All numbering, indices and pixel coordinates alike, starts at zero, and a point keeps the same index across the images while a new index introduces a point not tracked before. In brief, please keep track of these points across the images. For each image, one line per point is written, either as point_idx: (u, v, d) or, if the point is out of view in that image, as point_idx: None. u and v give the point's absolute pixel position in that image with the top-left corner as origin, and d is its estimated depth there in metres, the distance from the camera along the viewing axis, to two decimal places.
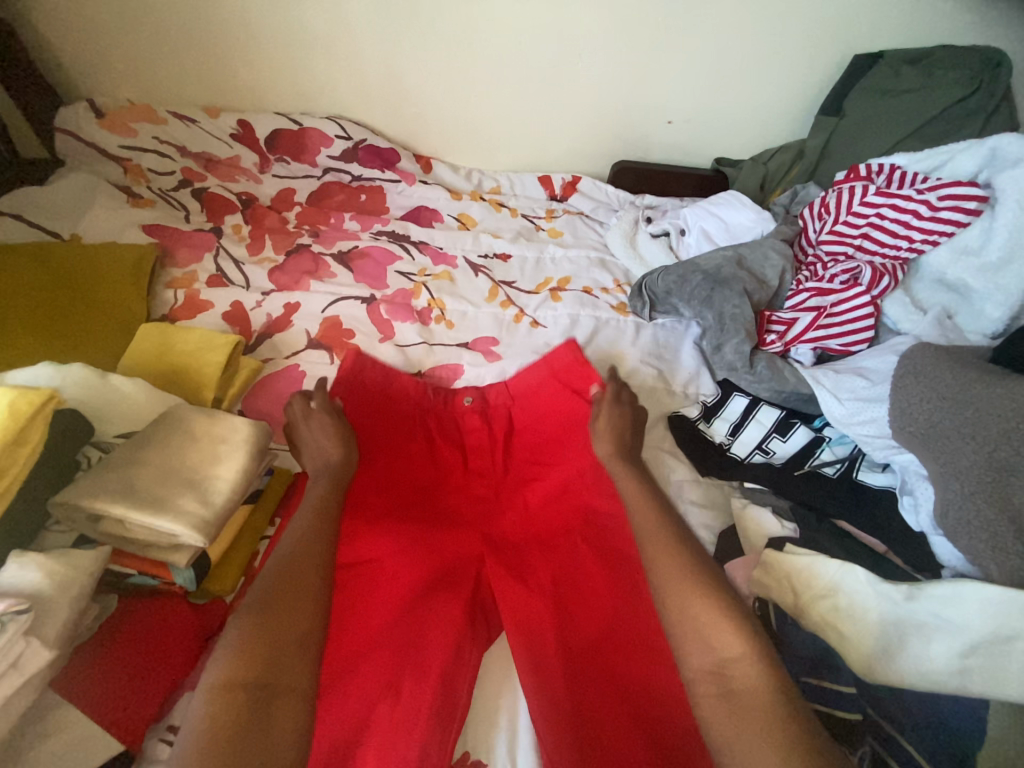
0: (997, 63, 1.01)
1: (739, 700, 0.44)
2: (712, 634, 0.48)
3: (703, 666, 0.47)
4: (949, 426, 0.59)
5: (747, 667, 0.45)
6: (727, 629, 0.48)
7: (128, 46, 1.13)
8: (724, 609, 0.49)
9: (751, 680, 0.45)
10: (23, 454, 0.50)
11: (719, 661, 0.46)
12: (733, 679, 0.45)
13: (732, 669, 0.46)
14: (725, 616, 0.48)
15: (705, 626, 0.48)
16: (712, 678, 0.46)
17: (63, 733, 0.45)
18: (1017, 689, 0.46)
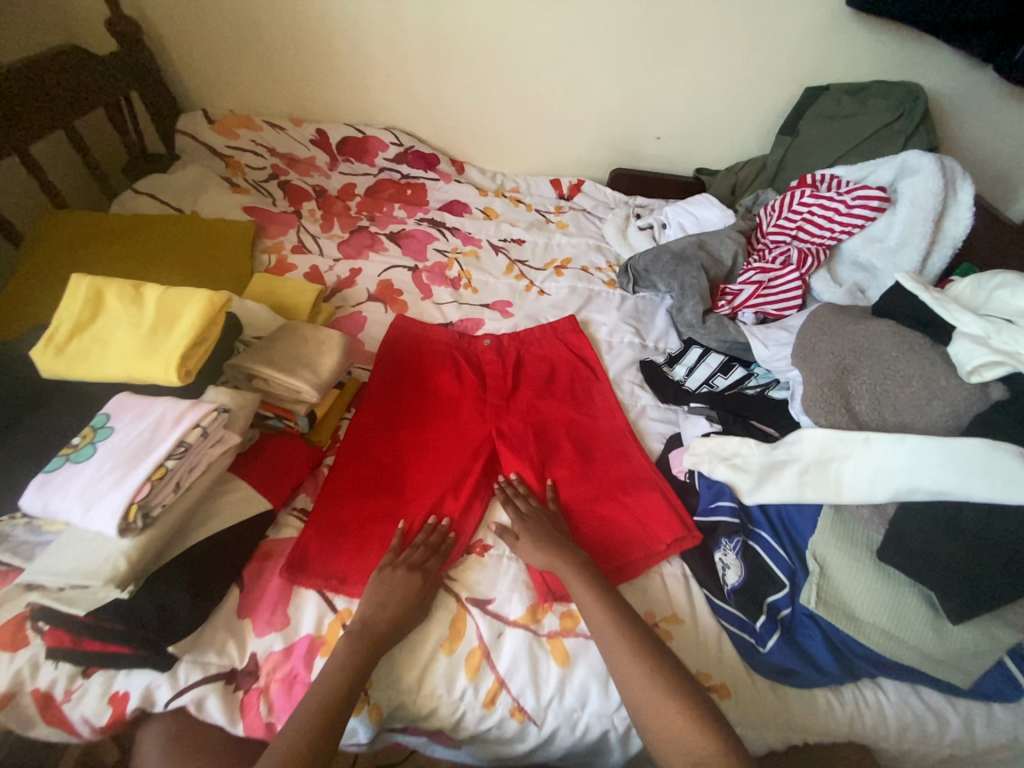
0: (916, 96, 1.27)
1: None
2: (683, 735, 0.54)
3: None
4: (822, 345, 0.84)
5: (719, 757, 0.52)
6: (691, 727, 0.54)
7: (236, 70, 1.45)
8: (686, 699, 0.56)
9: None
10: (213, 332, 0.76)
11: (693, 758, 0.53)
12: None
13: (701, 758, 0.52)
14: (693, 717, 0.55)
15: (677, 728, 0.55)
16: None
17: (238, 491, 0.71)
18: (835, 493, 0.69)
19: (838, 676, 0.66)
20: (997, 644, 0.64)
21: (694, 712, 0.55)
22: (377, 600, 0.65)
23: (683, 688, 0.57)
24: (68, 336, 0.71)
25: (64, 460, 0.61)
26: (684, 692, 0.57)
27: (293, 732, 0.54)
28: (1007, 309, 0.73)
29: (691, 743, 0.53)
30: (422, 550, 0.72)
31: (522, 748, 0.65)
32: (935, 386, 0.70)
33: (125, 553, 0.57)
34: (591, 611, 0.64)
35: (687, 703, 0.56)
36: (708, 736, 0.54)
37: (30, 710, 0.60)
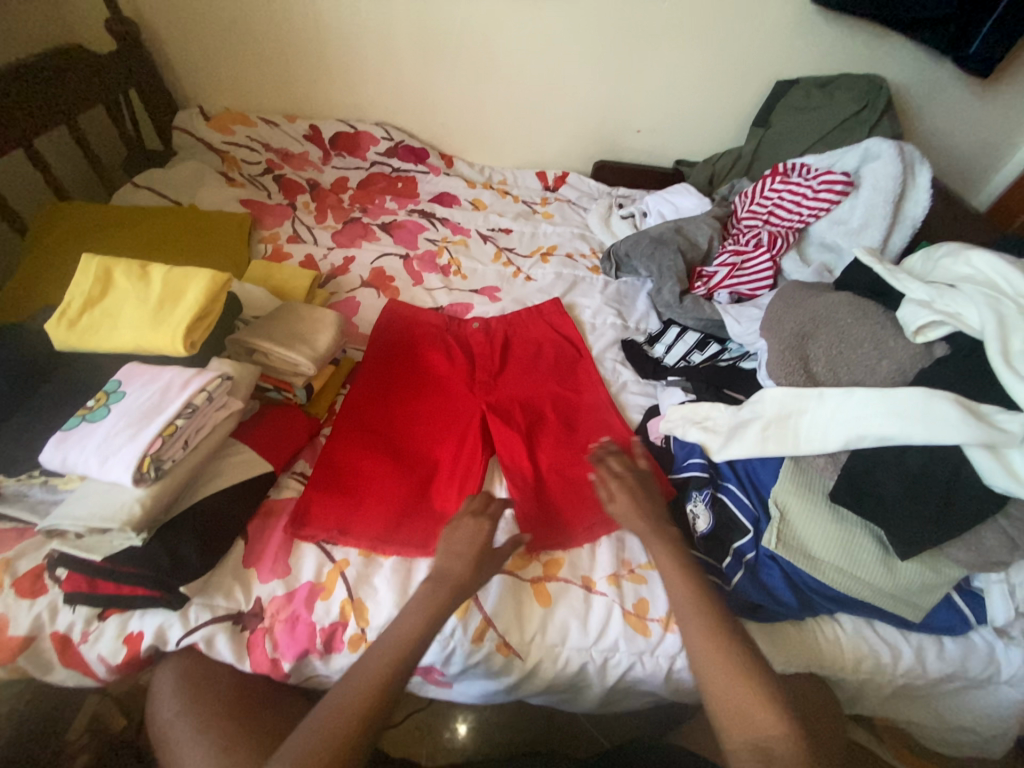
0: (879, 88, 1.34)
1: (778, 765, 0.53)
2: (757, 717, 0.55)
3: (743, 750, 0.54)
4: (784, 314, 0.89)
5: (786, 742, 0.54)
6: (768, 713, 0.55)
7: (231, 69, 1.51)
8: (763, 687, 0.57)
9: (789, 754, 0.53)
10: (217, 308, 0.80)
11: (762, 741, 0.54)
12: (775, 752, 0.54)
13: (769, 743, 0.54)
14: (770, 702, 0.56)
15: (750, 711, 0.56)
16: (753, 753, 0.54)
17: (242, 453, 0.77)
18: (792, 443, 0.76)
19: (796, 609, 0.73)
20: (943, 579, 0.70)
21: (770, 700, 0.56)
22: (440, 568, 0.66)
23: (761, 675, 0.58)
24: (81, 310, 0.76)
25: (80, 420, 0.67)
26: (762, 680, 0.57)
27: (352, 706, 0.53)
28: (950, 274, 0.79)
29: (762, 725, 0.55)
30: (470, 521, 0.70)
31: (504, 682, 0.71)
32: (884, 346, 0.77)
33: (139, 500, 0.62)
34: (681, 596, 0.64)
35: (765, 689, 0.57)
36: (780, 718, 0.55)
37: (49, 654, 0.66)
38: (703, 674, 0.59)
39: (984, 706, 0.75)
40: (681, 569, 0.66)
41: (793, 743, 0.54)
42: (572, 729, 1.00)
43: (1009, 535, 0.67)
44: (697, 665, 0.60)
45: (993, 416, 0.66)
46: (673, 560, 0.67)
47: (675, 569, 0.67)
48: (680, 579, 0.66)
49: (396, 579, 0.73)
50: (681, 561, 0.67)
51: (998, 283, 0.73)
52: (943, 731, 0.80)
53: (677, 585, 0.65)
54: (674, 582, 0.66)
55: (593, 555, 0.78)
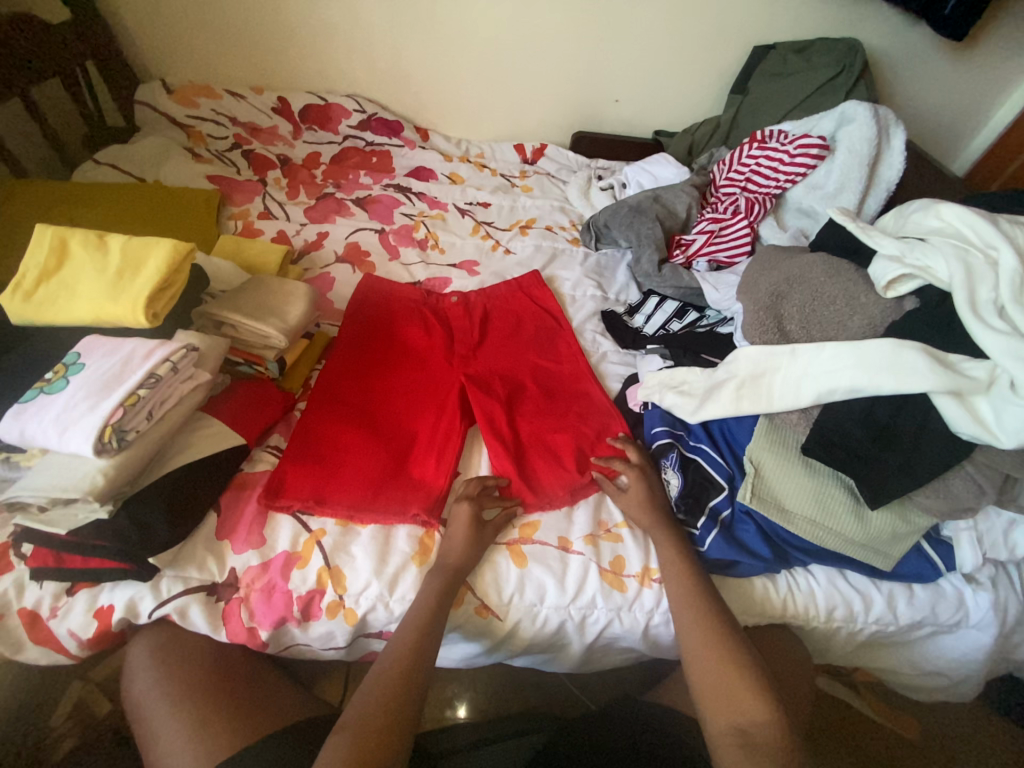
0: (856, 50, 1.32)
1: (755, 746, 0.57)
2: (739, 700, 0.60)
3: (725, 732, 0.58)
4: (759, 276, 0.88)
5: (767, 727, 0.58)
6: (750, 697, 0.60)
7: (194, 40, 1.45)
8: (747, 675, 0.61)
9: (767, 736, 0.58)
10: (180, 279, 0.77)
11: (743, 724, 0.58)
12: (754, 735, 0.58)
13: (749, 727, 0.58)
14: (752, 688, 0.60)
15: (733, 696, 0.60)
16: (735, 735, 0.58)
17: (212, 426, 0.75)
18: (765, 400, 0.77)
19: (772, 560, 0.74)
20: (912, 528, 0.72)
21: (753, 687, 0.60)
22: (451, 564, 0.70)
23: (744, 663, 0.62)
24: (36, 283, 0.73)
25: (38, 393, 0.65)
26: (745, 666, 0.62)
27: (374, 700, 0.57)
28: (921, 228, 0.79)
29: (745, 709, 0.59)
30: (468, 511, 0.74)
31: (483, 643, 0.74)
32: (856, 302, 0.77)
33: (102, 470, 0.61)
34: (674, 587, 0.69)
35: (746, 674, 0.61)
36: (764, 706, 0.59)
37: (18, 632, 0.65)
38: (691, 661, 0.64)
39: (953, 652, 0.78)
40: (676, 560, 0.71)
41: (773, 727, 0.58)
42: (557, 693, 1.02)
43: (976, 481, 0.68)
44: (688, 654, 0.64)
45: (960, 364, 0.67)
46: (674, 553, 0.71)
47: (671, 562, 0.71)
48: (677, 569, 0.70)
49: (374, 546, 0.73)
50: (680, 554, 0.71)
51: (967, 235, 0.74)
52: (915, 678, 0.83)
53: (670, 577, 0.70)
54: (669, 573, 0.70)
55: (571, 515, 0.79)
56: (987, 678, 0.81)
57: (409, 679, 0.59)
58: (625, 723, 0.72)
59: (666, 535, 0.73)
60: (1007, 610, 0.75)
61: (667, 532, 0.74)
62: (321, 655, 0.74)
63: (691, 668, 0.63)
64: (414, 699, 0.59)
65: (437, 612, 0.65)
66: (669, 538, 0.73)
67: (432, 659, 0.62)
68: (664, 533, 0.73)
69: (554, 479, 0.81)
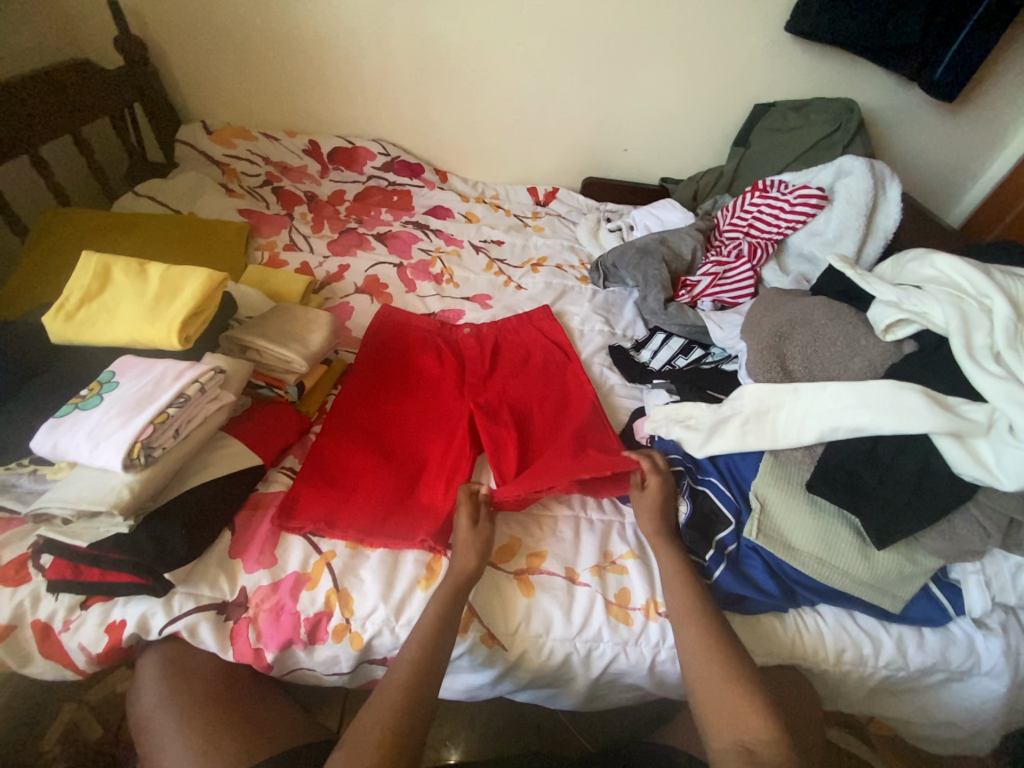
0: (851, 110, 1.41)
1: (762, 765, 0.55)
2: (743, 718, 0.59)
3: (727, 749, 0.57)
4: (763, 317, 0.91)
5: (773, 746, 0.57)
6: (753, 714, 0.59)
7: (235, 88, 1.57)
8: (751, 692, 0.60)
9: (773, 757, 0.56)
10: (212, 305, 0.82)
11: (748, 742, 0.57)
12: (760, 753, 0.56)
13: (755, 745, 0.57)
14: (755, 704, 0.59)
15: (736, 713, 0.59)
16: (740, 752, 0.57)
17: (233, 445, 0.78)
18: (769, 436, 0.79)
19: (779, 598, 0.74)
20: (920, 569, 0.72)
21: (758, 705, 0.59)
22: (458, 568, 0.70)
23: (747, 680, 0.61)
24: (78, 305, 0.78)
25: (73, 408, 0.68)
26: (750, 684, 0.61)
27: (378, 725, 0.57)
28: (917, 277, 0.83)
29: (750, 728, 0.58)
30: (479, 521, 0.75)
31: (488, 673, 0.74)
32: (857, 344, 0.80)
33: (128, 484, 0.64)
34: (676, 603, 0.69)
35: (751, 692, 0.60)
36: (768, 724, 0.58)
37: (29, 644, 0.66)
38: (694, 679, 0.63)
39: (966, 700, 0.76)
40: (679, 577, 0.71)
41: (778, 747, 0.57)
42: (557, 733, 0.99)
43: (981, 524, 0.69)
44: (690, 670, 0.64)
45: (960, 407, 0.69)
46: (676, 571, 0.72)
47: (672, 578, 0.71)
48: (681, 591, 0.70)
49: (383, 570, 0.74)
50: (684, 574, 0.71)
51: (961, 284, 0.77)
52: (927, 728, 0.80)
53: (673, 593, 0.70)
54: (671, 589, 0.71)
55: (577, 545, 0.80)
56: (1002, 732, 0.79)
57: (413, 704, 0.59)
58: (627, 765, 0.71)
59: (670, 552, 0.74)
60: (1020, 658, 0.74)
61: (672, 549, 0.74)
62: (324, 680, 0.74)
63: (693, 686, 0.63)
64: (416, 727, 0.58)
65: (443, 637, 0.65)
66: (672, 555, 0.74)
67: (435, 688, 0.62)
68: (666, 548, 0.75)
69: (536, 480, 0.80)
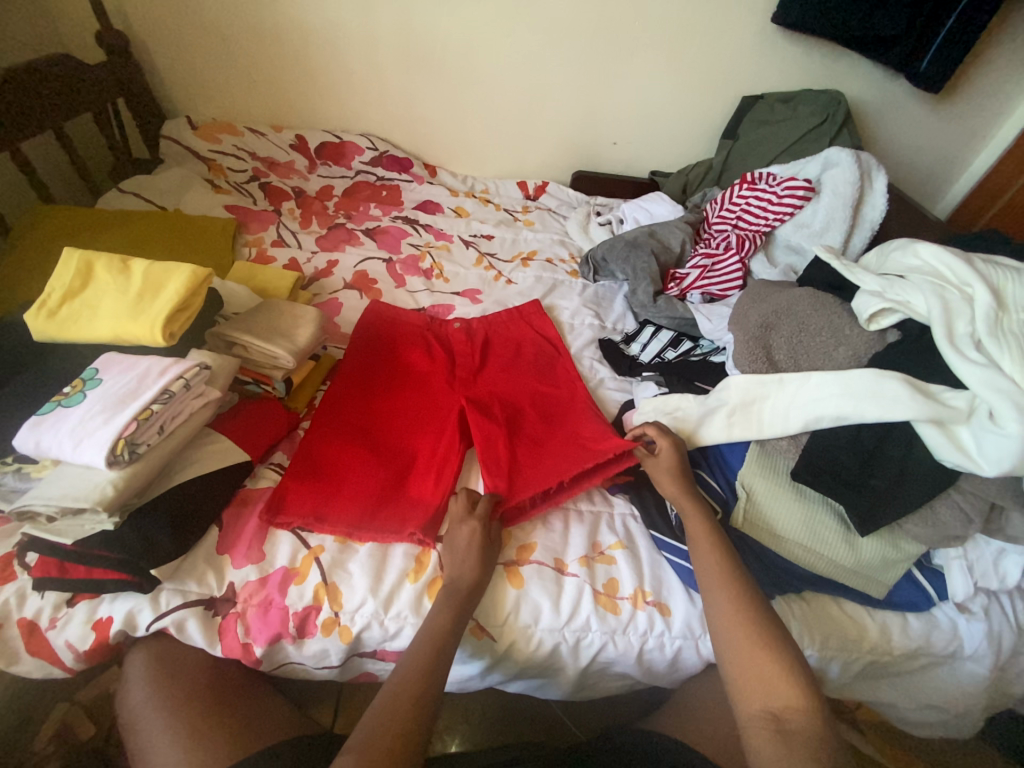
0: (838, 101, 1.42)
1: (791, 733, 0.55)
2: (772, 685, 0.58)
3: (757, 716, 0.57)
4: (749, 308, 0.92)
5: (803, 713, 0.56)
6: (783, 681, 0.58)
7: (220, 83, 1.56)
8: (781, 660, 0.60)
9: (804, 723, 0.55)
10: (196, 301, 0.81)
11: (777, 709, 0.57)
12: (788, 720, 0.56)
13: (784, 713, 0.56)
14: (785, 671, 0.59)
15: (766, 680, 0.59)
16: (768, 720, 0.56)
17: (220, 442, 0.77)
18: (755, 427, 0.80)
19: (768, 584, 0.74)
20: (903, 555, 0.73)
21: (787, 673, 0.59)
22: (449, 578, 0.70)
23: (775, 646, 0.61)
24: (60, 302, 0.77)
25: (56, 405, 0.68)
26: (782, 652, 0.60)
27: (391, 714, 0.57)
28: (900, 267, 0.83)
29: (779, 696, 0.57)
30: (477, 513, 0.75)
31: (480, 663, 0.74)
32: (841, 333, 0.81)
33: (112, 482, 0.63)
34: (709, 571, 0.68)
35: (781, 660, 0.60)
36: (799, 692, 0.57)
37: (15, 643, 0.66)
38: (725, 647, 0.63)
39: (950, 684, 0.77)
40: (710, 544, 0.71)
41: (810, 715, 0.56)
42: (548, 723, 1.00)
43: (963, 509, 0.69)
44: (720, 640, 0.64)
45: (942, 395, 0.70)
46: (708, 541, 0.71)
47: (703, 546, 0.71)
48: (711, 561, 0.69)
49: (371, 563, 0.74)
50: (716, 543, 0.71)
51: (944, 274, 0.78)
52: (912, 712, 0.81)
53: (705, 561, 0.69)
54: (702, 558, 0.70)
55: (566, 537, 0.80)
56: (986, 713, 0.80)
57: (424, 693, 0.59)
58: (618, 752, 0.71)
59: (700, 519, 0.73)
60: (1001, 641, 0.75)
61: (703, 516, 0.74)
62: (314, 674, 0.74)
63: (724, 654, 0.62)
64: (429, 718, 0.58)
65: (447, 632, 0.65)
66: (702, 520, 0.73)
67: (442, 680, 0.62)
68: (697, 514, 0.74)
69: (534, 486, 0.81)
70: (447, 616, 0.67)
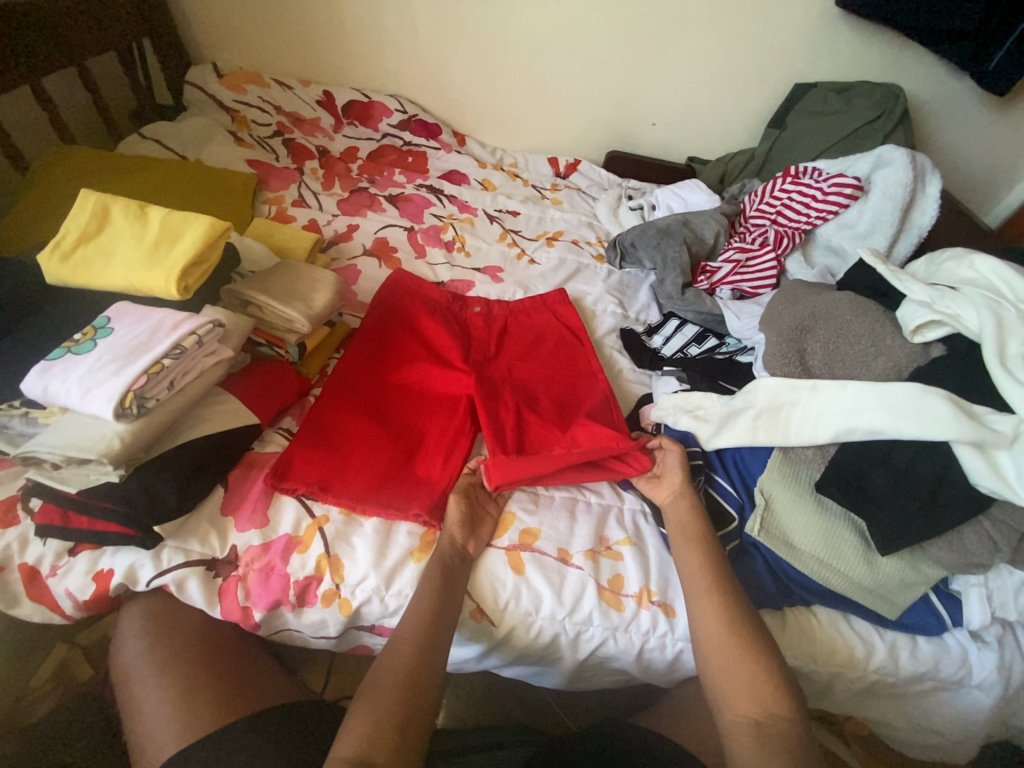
0: (897, 96, 1.32)
1: (770, 737, 0.55)
2: (757, 692, 0.58)
3: (739, 721, 0.57)
4: (783, 310, 0.88)
5: (783, 722, 0.57)
6: (765, 689, 0.58)
7: (250, 30, 1.49)
8: (763, 665, 0.60)
9: (784, 729, 0.56)
10: (213, 255, 0.78)
11: (758, 715, 0.57)
12: (768, 724, 0.56)
13: (764, 718, 0.57)
14: (771, 683, 0.59)
15: (752, 687, 0.59)
16: (747, 725, 0.57)
17: (229, 402, 0.76)
18: (781, 432, 0.77)
19: (775, 596, 0.73)
20: (922, 578, 0.71)
21: (770, 680, 0.59)
22: (446, 558, 0.69)
23: (759, 656, 0.60)
24: (74, 245, 0.74)
25: (65, 351, 0.66)
26: (764, 658, 0.60)
27: (387, 685, 0.56)
28: (953, 277, 0.78)
29: (760, 701, 0.58)
30: (462, 503, 0.75)
31: (477, 647, 0.74)
32: (882, 344, 0.77)
33: (119, 433, 0.62)
34: (692, 573, 0.68)
35: (761, 666, 0.60)
36: (781, 700, 0.58)
37: (17, 586, 0.66)
38: (705, 650, 0.62)
39: (953, 710, 0.75)
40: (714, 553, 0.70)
41: (787, 719, 0.57)
42: (534, 705, 1.01)
43: (992, 537, 0.66)
44: (701, 641, 0.63)
45: (984, 416, 0.66)
46: (695, 545, 0.70)
47: (689, 544, 0.70)
48: (695, 556, 0.69)
49: (375, 539, 0.73)
50: (703, 548, 0.69)
51: (999, 289, 0.73)
52: (908, 733, 0.80)
53: (689, 560, 0.69)
54: (686, 555, 0.70)
55: (572, 527, 0.78)
56: (986, 739, 0.78)
57: (421, 668, 0.58)
58: (607, 739, 0.71)
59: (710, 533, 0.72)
60: (1012, 673, 0.73)
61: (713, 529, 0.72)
62: (311, 643, 0.74)
63: (706, 658, 0.62)
64: (428, 699, 0.57)
65: (441, 613, 0.63)
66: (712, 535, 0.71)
67: (443, 662, 0.61)
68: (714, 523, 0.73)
69: (534, 462, 0.78)
70: (436, 599, 0.64)
